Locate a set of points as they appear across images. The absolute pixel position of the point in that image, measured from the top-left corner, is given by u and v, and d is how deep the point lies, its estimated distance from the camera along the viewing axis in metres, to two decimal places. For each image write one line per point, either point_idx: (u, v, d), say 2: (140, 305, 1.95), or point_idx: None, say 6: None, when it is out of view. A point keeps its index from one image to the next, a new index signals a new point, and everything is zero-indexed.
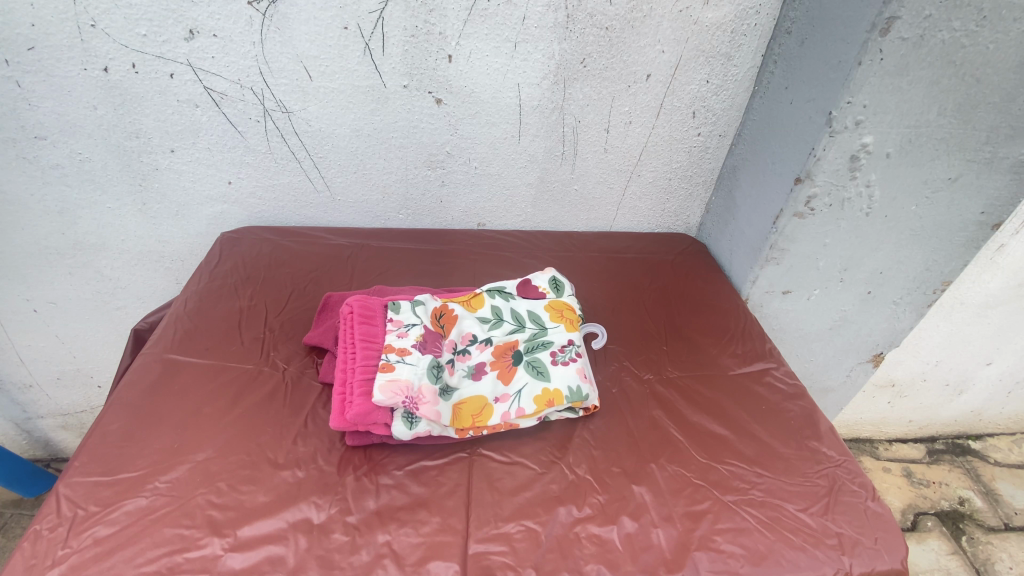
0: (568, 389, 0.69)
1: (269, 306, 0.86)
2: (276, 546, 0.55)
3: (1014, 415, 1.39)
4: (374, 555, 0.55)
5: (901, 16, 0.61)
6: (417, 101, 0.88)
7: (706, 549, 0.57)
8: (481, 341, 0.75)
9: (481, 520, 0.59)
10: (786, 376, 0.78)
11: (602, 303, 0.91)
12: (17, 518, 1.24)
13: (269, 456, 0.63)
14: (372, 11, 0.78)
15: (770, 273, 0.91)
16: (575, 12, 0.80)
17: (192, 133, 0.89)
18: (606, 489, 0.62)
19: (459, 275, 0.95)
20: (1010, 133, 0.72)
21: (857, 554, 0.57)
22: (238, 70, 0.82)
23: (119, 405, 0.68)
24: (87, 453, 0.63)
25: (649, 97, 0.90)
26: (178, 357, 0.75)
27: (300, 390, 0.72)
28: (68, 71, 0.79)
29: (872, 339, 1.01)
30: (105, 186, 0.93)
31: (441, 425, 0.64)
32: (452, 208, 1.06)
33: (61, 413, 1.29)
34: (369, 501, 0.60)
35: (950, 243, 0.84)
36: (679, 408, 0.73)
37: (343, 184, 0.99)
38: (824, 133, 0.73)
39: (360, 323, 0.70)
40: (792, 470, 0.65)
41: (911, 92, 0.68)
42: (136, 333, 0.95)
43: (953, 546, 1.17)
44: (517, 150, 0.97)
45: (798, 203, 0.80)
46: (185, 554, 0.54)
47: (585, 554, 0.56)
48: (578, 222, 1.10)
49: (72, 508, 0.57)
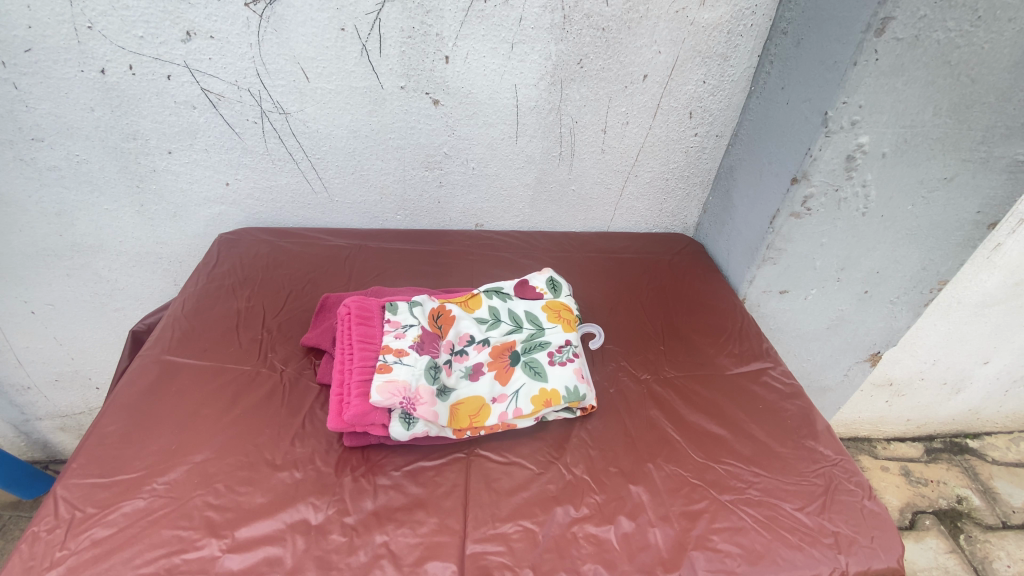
0: (565, 389, 0.69)
1: (267, 307, 0.86)
2: (274, 547, 0.55)
3: (1012, 414, 1.40)
4: (372, 556, 0.55)
5: (896, 17, 0.62)
6: (414, 101, 0.89)
7: (703, 549, 0.57)
8: (479, 341, 0.75)
9: (478, 520, 0.59)
10: (783, 375, 0.78)
11: (599, 303, 0.92)
12: (15, 520, 1.24)
13: (267, 457, 0.63)
14: (368, 12, 0.78)
15: (767, 273, 0.91)
16: (572, 13, 0.80)
17: (189, 134, 0.89)
18: (603, 489, 0.63)
19: (457, 275, 0.95)
20: (1005, 133, 0.72)
21: (853, 553, 0.57)
22: (235, 72, 0.82)
23: (117, 406, 0.68)
24: (84, 455, 0.63)
25: (647, 97, 0.90)
26: (176, 359, 0.75)
27: (297, 391, 0.72)
28: (65, 72, 0.79)
29: (869, 339, 1.01)
30: (102, 188, 0.93)
31: (439, 426, 0.64)
32: (450, 209, 1.06)
33: (59, 415, 1.29)
34: (366, 501, 0.60)
35: (946, 243, 0.85)
36: (676, 408, 0.73)
37: (341, 185, 0.99)
38: (820, 134, 0.73)
39: (357, 324, 0.70)
40: (790, 469, 0.65)
41: (906, 92, 0.68)
42: (134, 335, 0.95)
43: (951, 545, 1.17)
44: (515, 151, 0.97)
45: (795, 203, 0.81)
46: (182, 556, 0.54)
47: (582, 554, 0.56)
48: (576, 222, 1.10)
49: (69, 510, 0.57)
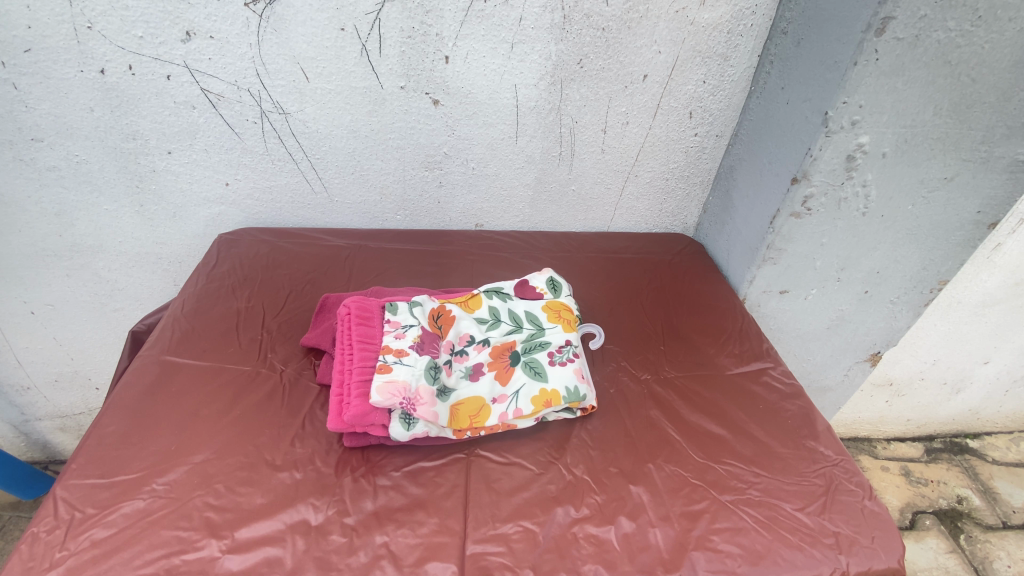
0: (566, 389, 0.69)
1: (267, 307, 0.86)
2: (274, 547, 0.55)
3: (1012, 414, 1.40)
4: (372, 556, 0.55)
5: (896, 17, 0.62)
6: (414, 101, 0.88)
7: (704, 549, 0.57)
8: (479, 341, 0.75)
9: (478, 520, 0.59)
10: (784, 375, 0.78)
11: (599, 303, 0.92)
12: (15, 520, 1.24)
13: (267, 458, 0.63)
14: (368, 12, 0.78)
15: (768, 273, 0.91)
16: (572, 12, 0.80)
17: (189, 134, 0.89)
18: (603, 489, 0.63)
19: (457, 275, 0.95)
20: (1006, 133, 0.72)
21: (854, 553, 0.57)
22: (235, 72, 0.82)
23: (116, 407, 0.68)
24: (84, 456, 0.63)
25: (647, 97, 0.90)
26: (176, 359, 0.75)
27: (297, 391, 0.72)
28: (64, 72, 0.79)
29: (869, 339, 1.01)
30: (102, 188, 0.93)
31: (439, 426, 0.64)
32: (450, 208, 1.06)
33: (59, 416, 1.29)
34: (366, 501, 0.60)
35: (946, 242, 0.85)
36: (677, 408, 0.73)
37: (341, 185, 0.99)
38: (820, 134, 0.73)
39: (357, 324, 0.70)
40: (790, 469, 0.65)
41: (906, 92, 0.68)
42: (133, 336, 0.95)
43: (951, 545, 1.17)
44: (515, 151, 0.97)
45: (795, 203, 0.81)
46: (182, 556, 0.54)
47: (582, 555, 0.56)
48: (576, 223, 1.10)
49: (68, 511, 0.57)
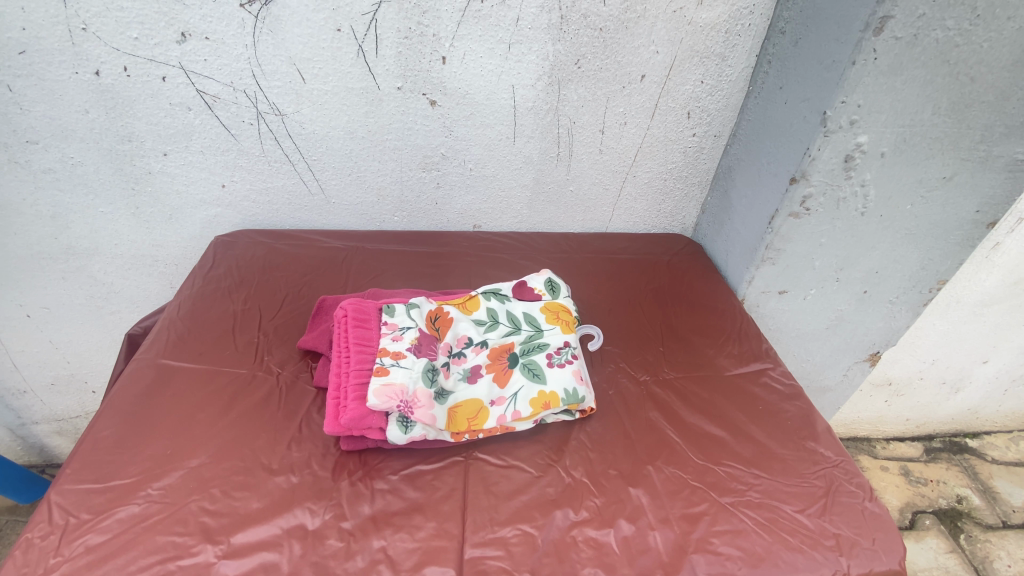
0: (564, 391, 0.68)
1: (263, 310, 0.86)
2: (270, 553, 0.55)
3: (1013, 413, 1.39)
4: (369, 561, 0.55)
5: (895, 16, 0.61)
6: (411, 102, 0.88)
7: (704, 552, 0.57)
8: (476, 344, 0.74)
9: (476, 525, 0.58)
10: (783, 376, 0.78)
11: (598, 305, 0.91)
12: (12, 524, 1.24)
13: (264, 461, 0.63)
14: (365, 13, 0.77)
15: (766, 274, 0.91)
16: (569, 12, 0.80)
17: (184, 136, 0.88)
18: (602, 492, 0.62)
19: (456, 276, 0.95)
20: (1005, 131, 0.72)
21: (855, 555, 0.57)
22: (231, 73, 0.82)
23: (111, 411, 0.68)
24: (78, 460, 0.62)
25: (644, 97, 0.90)
26: (171, 363, 0.75)
27: (293, 394, 0.71)
28: (59, 75, 0.78)
29: (867, 339, 1.01)
30: (97, 191, 0.93)
31: (437, 429, 0.64)
32: (448, 209, 1.05)
33: (55, 419, 1.28)
34: (363, 506, 0.59)
35: (945, 242, 0.84)
36: (677, 410, 0.73)
37: (338, 186, 0.99)
38: (818, 134, 0.72)
39: (354, 327, 0.70)
40: (791, 470, 0.65)
41: (905, 91, 0.68)
42: (129, 339, 0.94)
43: (951, 545, 1.17)
44: (512, 151, 0.96)
45: (794, 203, 0.80)
46: (177, 562, 0.53)
47: (581, 558, 0.56)
48: (574, 223, 1.10)
49: (62, 517, 0.56)
